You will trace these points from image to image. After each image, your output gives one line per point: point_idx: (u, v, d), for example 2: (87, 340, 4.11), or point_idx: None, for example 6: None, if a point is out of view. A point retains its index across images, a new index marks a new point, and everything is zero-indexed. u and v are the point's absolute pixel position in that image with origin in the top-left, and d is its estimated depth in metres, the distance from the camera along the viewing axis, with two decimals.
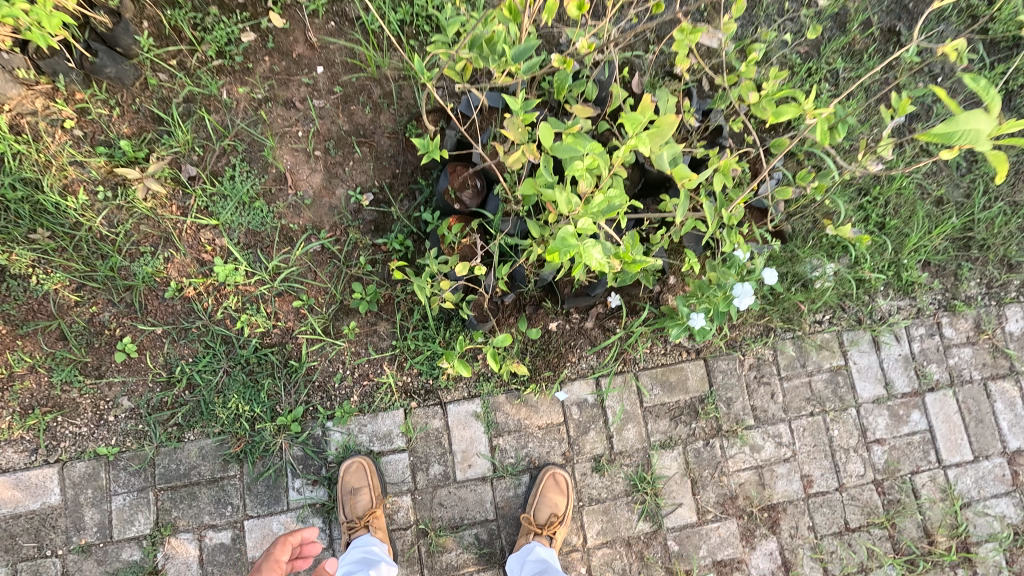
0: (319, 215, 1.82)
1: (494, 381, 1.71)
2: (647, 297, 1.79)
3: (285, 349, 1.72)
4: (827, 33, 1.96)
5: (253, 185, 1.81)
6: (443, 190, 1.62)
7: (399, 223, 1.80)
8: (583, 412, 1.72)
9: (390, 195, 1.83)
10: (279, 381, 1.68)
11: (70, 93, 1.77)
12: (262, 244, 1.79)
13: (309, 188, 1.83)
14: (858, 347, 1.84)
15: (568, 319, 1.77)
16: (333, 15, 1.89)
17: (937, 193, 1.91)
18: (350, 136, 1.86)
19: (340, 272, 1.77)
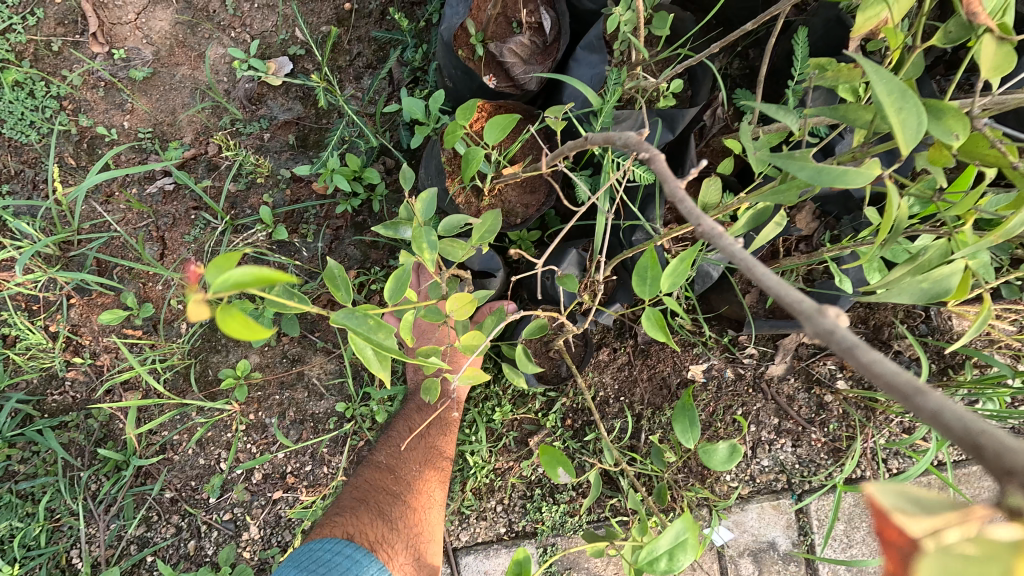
0: (170, 107, 0.79)
1: (564, 503, 0.76)
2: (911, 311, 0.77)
3: (97, 418, 0.76)
4: None
5: (12, 33, 0.77)
6: (458, 24, 0.61)
7: (347, 129, 0.77)
8: (760, 570, 0.78)
9: (327, 59, 0.78)
10: (78, 497, 0.74)
11: None
12: (39, 170, 0.77)
13: (146, 44, 0.79)
14: None
15: (729, 358, 0.79)
16: None
17: None
18: None
19: (218, 244, 0.78)
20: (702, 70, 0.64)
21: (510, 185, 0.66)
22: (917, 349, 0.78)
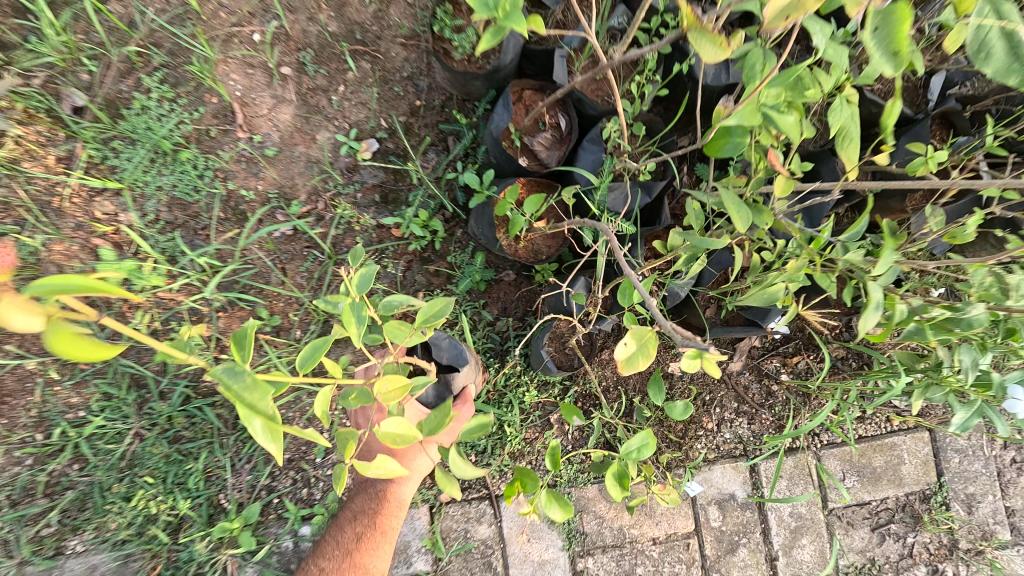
0: (290, 174, 1.11)
1: (577, 463, 1.02)
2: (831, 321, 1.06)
3: (235, 400, 1.05)
4: None
5: (180, 123, 1.09)
6: (503, 128, 0.90)
7: (420, 190, 1.09)
8: (725, 517, 1.03)
9: (404, 141, 1.10)
10: (223, 456, 1.02)
11: None
12: (199, 220, 1.09)
13: (273, 130, 1.11)
14: None
15: None
16: None
17: None
18: (339, 43, 1.11)
19: (323, 272, 1.09)
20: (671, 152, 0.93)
21: (538, 235, 0.95)
22: (837, 349, 1.06)
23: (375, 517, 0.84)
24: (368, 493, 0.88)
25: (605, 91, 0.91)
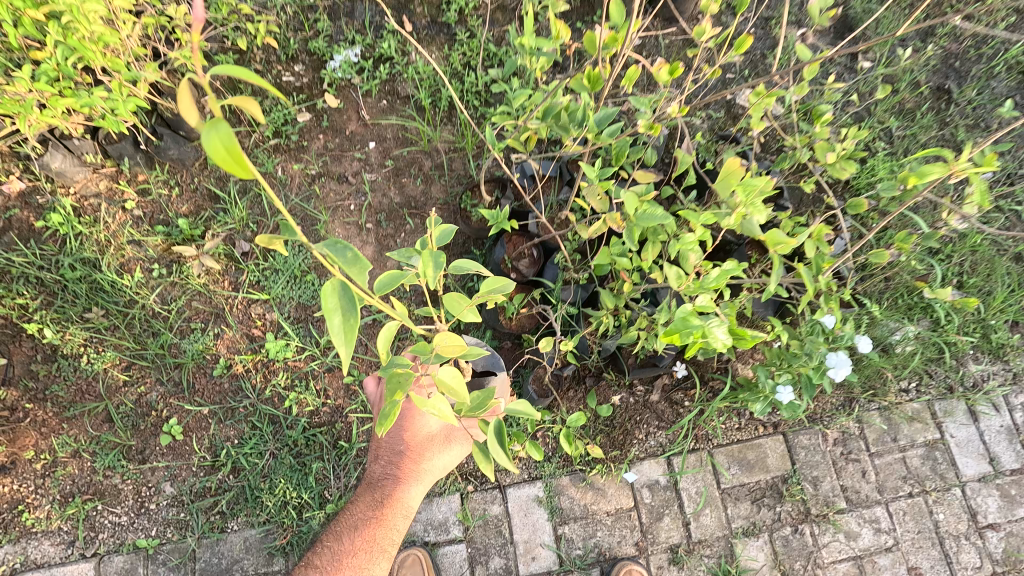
0: (370, 286, 1.78)
1: (555, 461, 1.58)
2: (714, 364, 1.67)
3: (335, 429, 1.63)
4: (873, 94, 1.98)
5: (305, 258, 1.77)
6: (501, 260, 1.57)
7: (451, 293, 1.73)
8: (655, 495, 1.57)
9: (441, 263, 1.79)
10: (329, 464, 1.60)
11: (132, 175, 1.82)
12: (313, 316, 1.73)
13: (361, 260, 1.80)
14: (952, 419, 1.68)
15: (631, 391, 1.65)
16: (386, 94, 1.94)
17: (1013, 248, 1.85)
18: (401, 208, 1.85)
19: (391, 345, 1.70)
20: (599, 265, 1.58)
21: (523, 317, 1.59)
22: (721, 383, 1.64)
23: (386, 513, 1.25)
24: (381, 495, 1.26)
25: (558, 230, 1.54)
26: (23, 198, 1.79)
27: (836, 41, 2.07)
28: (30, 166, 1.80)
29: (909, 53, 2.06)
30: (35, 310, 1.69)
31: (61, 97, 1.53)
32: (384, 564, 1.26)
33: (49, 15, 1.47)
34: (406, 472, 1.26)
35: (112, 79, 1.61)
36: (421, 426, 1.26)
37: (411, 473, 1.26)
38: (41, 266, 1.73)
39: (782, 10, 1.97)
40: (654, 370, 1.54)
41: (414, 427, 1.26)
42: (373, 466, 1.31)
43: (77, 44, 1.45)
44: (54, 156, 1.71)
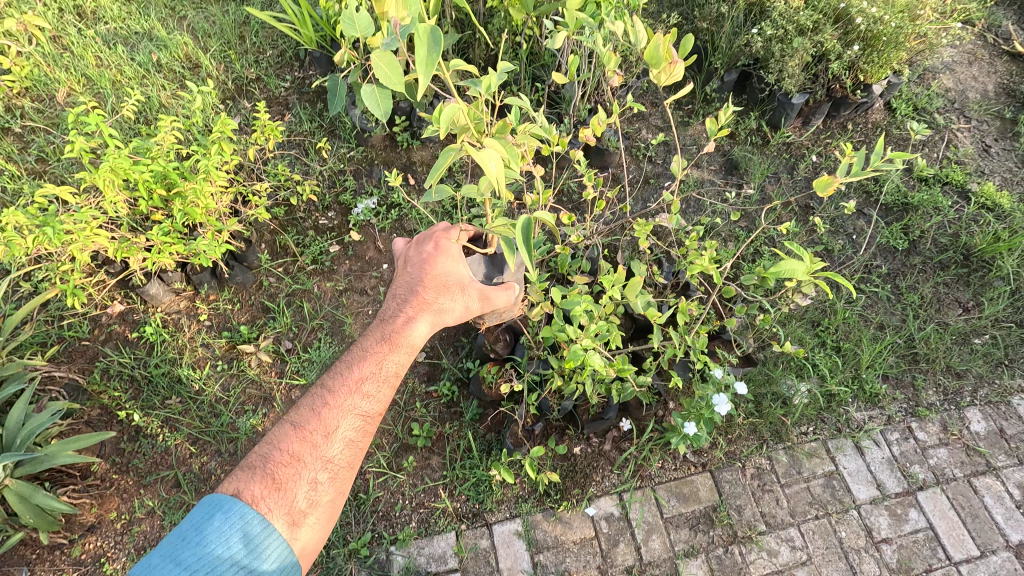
0: None
1: (530, 501, 2.01)
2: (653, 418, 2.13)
3: (355, 483, 2.05)
4: (757, 211, 2.66)
5: (334, 351, 2.32)
6: (483, 344, 2.10)
7: (446, 372, 2.25)
8: (611, 525, 1.97)
9: (438, 350, 2.31)
10: (350, 512, 2.00)
11: (206, 296, 2.44)
12: None
13: None
14: (843, 453, 2.14)
15: (588, 443, 2.10)
16: (396, 229, 2.61)
17: (874, 320, 2.43)
18: None
19: (400, 415, 2.18)
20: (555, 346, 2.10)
21: (500, 387, 2.07)
22: (658, 432, 2.10)
23: (394, 338, 1.48)
24: (393, 323, 1.50)
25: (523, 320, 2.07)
26: (123, 316, 2.38)
27: (727, 175, 2.81)
28: (130, 292, 2.41)
29: (781, 181, 2.79)
30: (126, 400, 2.19)
31: (173, 245, 2.19)
32: (383, 394, 1.44)
33: (174, 194, 2.20)
34: (418, 306, 1.53)
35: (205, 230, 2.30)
36: (439, 271, 1.56)
37: (424, 306, 1.52)
38: (132, 367, 2.26)
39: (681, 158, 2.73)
40: (602, 421, 2.01)
41: (433, 273, 1.56)
42: (389, 307, 1.56)
43: (191, 211, 2.15)
44: (153, 285, 2.34)
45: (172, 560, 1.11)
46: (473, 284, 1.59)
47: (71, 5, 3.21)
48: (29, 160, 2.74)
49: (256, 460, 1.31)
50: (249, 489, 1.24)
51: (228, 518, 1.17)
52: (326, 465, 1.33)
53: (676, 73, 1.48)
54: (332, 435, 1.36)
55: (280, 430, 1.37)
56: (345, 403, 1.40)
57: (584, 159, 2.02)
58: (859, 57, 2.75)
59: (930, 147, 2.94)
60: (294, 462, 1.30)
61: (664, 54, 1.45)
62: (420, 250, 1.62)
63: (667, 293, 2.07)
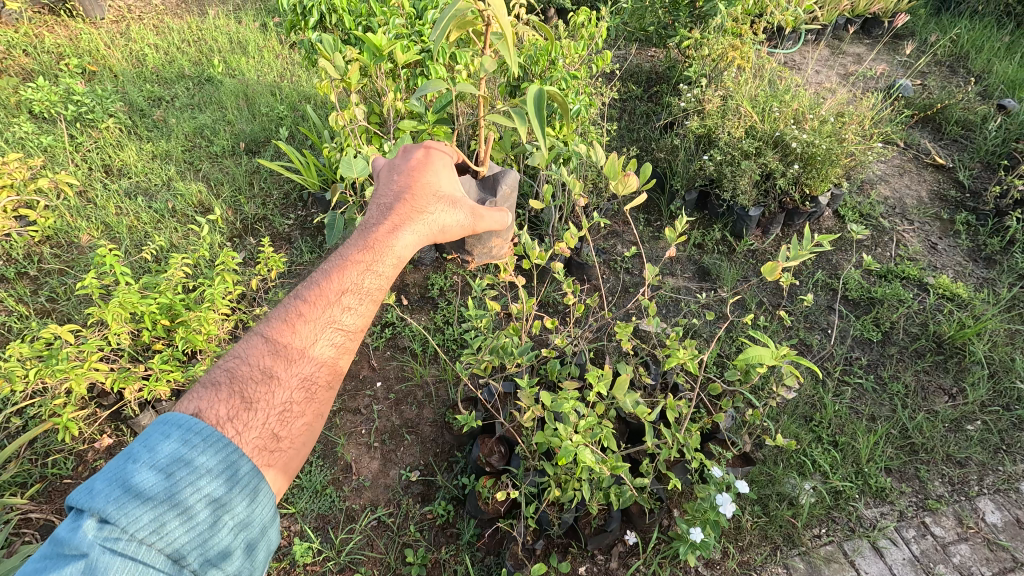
0: (377, 493, 2.21)
1: None
2: (657, 528, 2.05)
3: None
4: (733, 312, 2.81)
5: (325, 474, 2.25)
6: (477, 457, 2.08)
7: (441, 490, 2.19)
8: None
9: (433, 467, 2.27)
10: None
11: None
12: (330, 523, 2.13)
13: (369, 471, 2.27)
14: (862, 556, 2.04)
15: (594, 560, 1.99)
16: (389, 347, 2.69)
17: (865, 411, 2.45)
18: (400, 427, 2.41)
19: (393, 541, 2.08)
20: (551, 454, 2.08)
21: (497, 502, 2.01)
22: (665, 544, 2.01)
23: (377, 247, 1.45)
24: (375, 234, 1.48)
25: (516, 429, 2.08)
26: (109, 450, 2.33)
27: (700, 280, 3.00)
28: (121, 425, 2.39)
29: (751, 282, 2.98)
30: None
31: (171, 373, 2.24)
32: (364, 308, 1.38)
33: (177, 324, 2.31)
34: (404, 215, 1.56)
35: (204, 357, 2.37)
36: (424, 188, 1.65)
37: (410, 215, 1.55)
38: None
39: (656, 268, 2.94)
40: (605, 534, 1.93)
41: (419, 187, 1.65)
42: (372, 218, 1.56)
43: (193, 338, 2.23)
44: (146, 415, 2.35)
45: (117, 485, 0.96)
46: (462, 201, 1.71)
47: (99, 164, 3.60)
48: (39, 300, 2.87)
49: (222, 376, 1.22)
50: (213, 407, 1.15)
51: (191, 440, 1.07)
52: (302, 383, 1.25)
53: (629, 183, 1.70)
54: (308, 351, 1.28)
55: (249, 343, 1.28)
56: (322, 317, 1.32)
57: (563, 270, 2.18)
58: (801, 174, 3.11)
59: (882, 247, 3.20)
60: (267, 378, 1.22)
61: (618, 169, 1.70)
62: (403, 171, 1.70)
63: (657, 393, 2.12)
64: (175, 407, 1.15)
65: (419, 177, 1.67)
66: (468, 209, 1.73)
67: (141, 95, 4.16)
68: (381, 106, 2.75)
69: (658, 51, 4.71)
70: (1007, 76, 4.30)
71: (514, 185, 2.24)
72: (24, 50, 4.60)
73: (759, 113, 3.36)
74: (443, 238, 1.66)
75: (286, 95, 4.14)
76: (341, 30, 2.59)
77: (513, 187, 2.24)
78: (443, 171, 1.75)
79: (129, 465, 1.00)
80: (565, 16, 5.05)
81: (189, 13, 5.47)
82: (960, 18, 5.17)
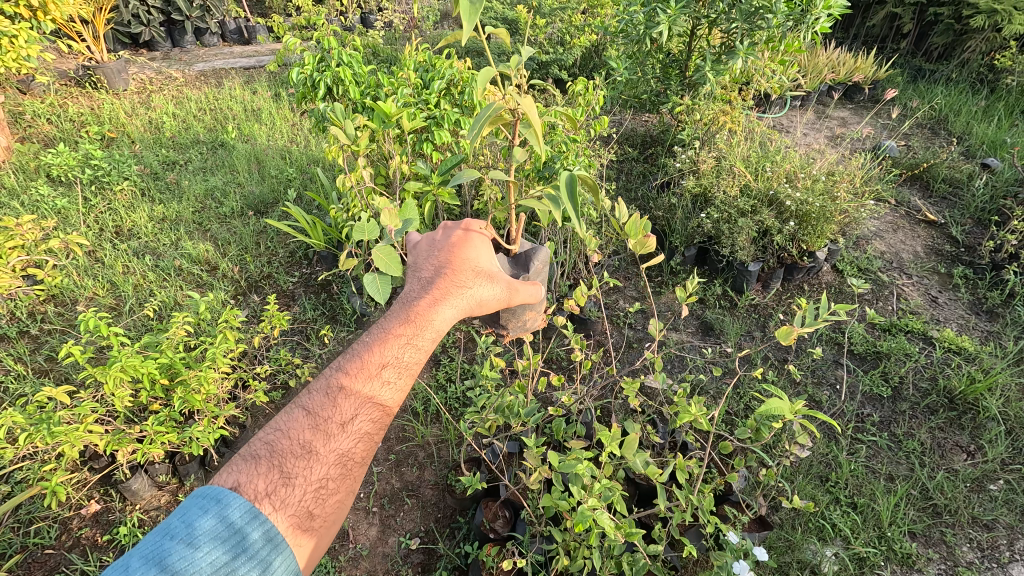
0: (374, 562, 2.10)
1: None
2: None
3: None
4: (738, 368, 2.79)
5: None
6: (481, 522, 2.00)
7: (443, 558, 2.08)
8: None
9: (434, 534, 2.17)
10: None
11: (190, 487, 2.37)
12: None
13: (367, 539, 2.17)
14: None
15: None
16: None
17: (882, 470, 2.37)
18: (401, 490, 2.31)
19: None
20: (558, 518, 1.99)
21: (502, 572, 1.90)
22: None
23: (418, 320, 1.38)
24: (417, 306, 1.41)
25: (521, 492, 2.01)
26: (96, 516, 2.24)
27: (704, 335, 3.00)
28: (110, 489, 2.31)
29: (755, 337, 2.97)
30: None
31: (167, 434, 2.19)
32: (403, 382, 1.33)
33: (176, 384, 2.27)
34: (446, 288, 1.47)
35: (201, 418, 2.33)
36: (466, 259, 1.54)
37: (450, 289, 1.46)
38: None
39: (659, 323, 2.95)
40: None
41: (460, 260, 1.54)
42: (412, 290, 1.49)
43: (191, 398, 2.19)
44: (137, 479, 2.26)
45: (152, 565, 0.96)
46: (502, 274, 1.58)
47: (111, 225, 3.68)
48: (39, 359, 2.85)
49: (262, 450, 1.19)
50: (252, 482, 1.13)
51: (224, 517, 1.05)
52: (338, 460, 1.22)
53: (648, 245, 1.73)
54: (347, 427, 1.24)
55: (289, 415, 1.25)
56: (363, 391, 1.28)
57: (569, 326, 2.18)
58: (797, 230, 3.18)
59: (884, 301, 3.22)
60: (305, 456, 1.19)
61: (639, 229, 1.73)
62: (446, 238, 1.62)
63: (666, 453, 2.06)
64: (213, 480, 1.13)
65: (462, 249, 1.58)
66: (508, 282, 1.60)
67: (157, 160, 4.33)
68: (388, 169, 2.86)
69: (651, 117, 4.95)
70: (987, 137, 4.49)
71: (548, 259, 2.05)
72: (47, 117, 4.83)
73: (752, 173, 3.47)
74: (482, 313, 1.55)
75: (295, 158, 4.30)
76: (351, 100, 2.72)
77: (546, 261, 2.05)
78: (486, 241, 1.61)
79: (165, 541, 1.00)
80: (562, 85, 5.34)
81: (207, 85, 5.79)
82: (936, 85, 5.47)
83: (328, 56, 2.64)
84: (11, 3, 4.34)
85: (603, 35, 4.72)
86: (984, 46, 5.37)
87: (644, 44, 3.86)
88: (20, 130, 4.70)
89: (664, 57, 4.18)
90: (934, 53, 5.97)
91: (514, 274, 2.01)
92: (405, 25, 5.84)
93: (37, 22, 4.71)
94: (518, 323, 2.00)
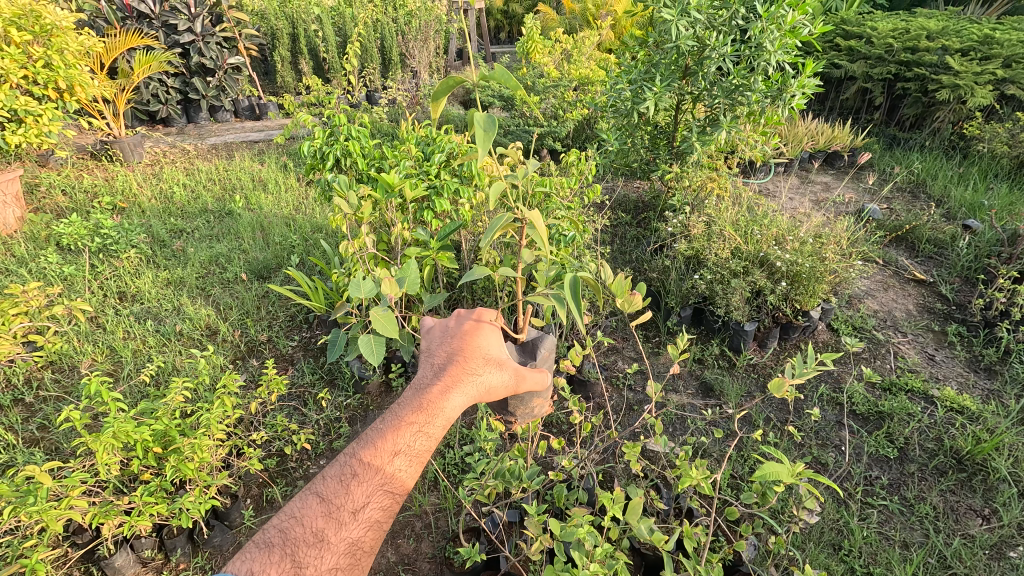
0: None
1: None
2: None
3: None
4: (741, 429, 2.76)
5: None
6: None
7: None
8: None
9: None
10: None
11: (176, 563, 2.27)
12: None
13: None
14: None
15: None
16: None
17: (896, 536, 2.29)
18: (397, 564, 2.21)
19: None
20: None
21: None
22: None
23: (430, 407, 1.38)
24: (428, 392, 1.42)
25: (522, 565, 1.92)
26: None
27: (704, 395, 2.99)
28: (92, 566, 2.21)
29: (755, 397, 2.96)
30: None
31: (155, 505, 2.12)
32: (413, 469, 1.32)
33: (169, 452, 2.22)
34: (457, 375, 1.49)
35: (192, 487, 2.26)
36: (477, 347, 1.58)
37: (461, 376, 1.47)
38: None
39: (658, 385, 2.94)
40: None
41: (472, 347, 1.58)
42: (425, 376, 1.51)
43: (182, 467, 2.14)
44: (121, 555, 2.18)
45: None
46: (511, 361, 1.62)
47: (115, 291, 3.74)
48: (30, 428, 2.80)
49: (275, 537, 1.18)
50: (265, 571, 1.11)
51: None
52: (348, 549, 1.21)
53: (635, 302, 1.78)
54: (358, 514, 1.24)
55: (302, 501, 1.25)
56: (376, 478, 1.28)
57: (568, 389, 2.17)
58: (789, 291, 3.25)
59: (881, 359, 3.23)
60: (317, 546, 1.18)
61: (622, 289, 1.78)
62: (458, 325, 1.66)
63: (671, 521, 2.00)
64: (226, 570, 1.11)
65: (471, 339, 1.62)
66: (515, 369, 1.63)
67: (165, 228, 4.46)
68: (390, 235, 2.96)
69: (642, 184, 5.18)
70: (966, 200, 4.68)
71: (553, 347, 2.13)
72: (61, 188, 5.01)
73: (743, 235, 3.57)
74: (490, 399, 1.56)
75: (299, 225, 4.44)
76: (356, 170, 2.86)
77: (551, 349, 2.12)
78: (496, 331, 1.66)
79: None
80: (557, 154, 5.61)
81: (217, 158, 6.07)
82: (912, 152, 5.78)
83: (336, 131, 2.77)
84: (40, 86, 4.62)
85: (593, 109, 5.02)
86: (953, 116, 5.72)
87: (632, 117, 4.10)
88: (35, 202, 4.86)
89: (652, 129, 4.44)
90: (907, 123, 6.33)
91: (521, 361, 2.07)
92: (407, 101, 6.23)
93: (62, 103, 5.00)
94: (526, 410, 2.03)
